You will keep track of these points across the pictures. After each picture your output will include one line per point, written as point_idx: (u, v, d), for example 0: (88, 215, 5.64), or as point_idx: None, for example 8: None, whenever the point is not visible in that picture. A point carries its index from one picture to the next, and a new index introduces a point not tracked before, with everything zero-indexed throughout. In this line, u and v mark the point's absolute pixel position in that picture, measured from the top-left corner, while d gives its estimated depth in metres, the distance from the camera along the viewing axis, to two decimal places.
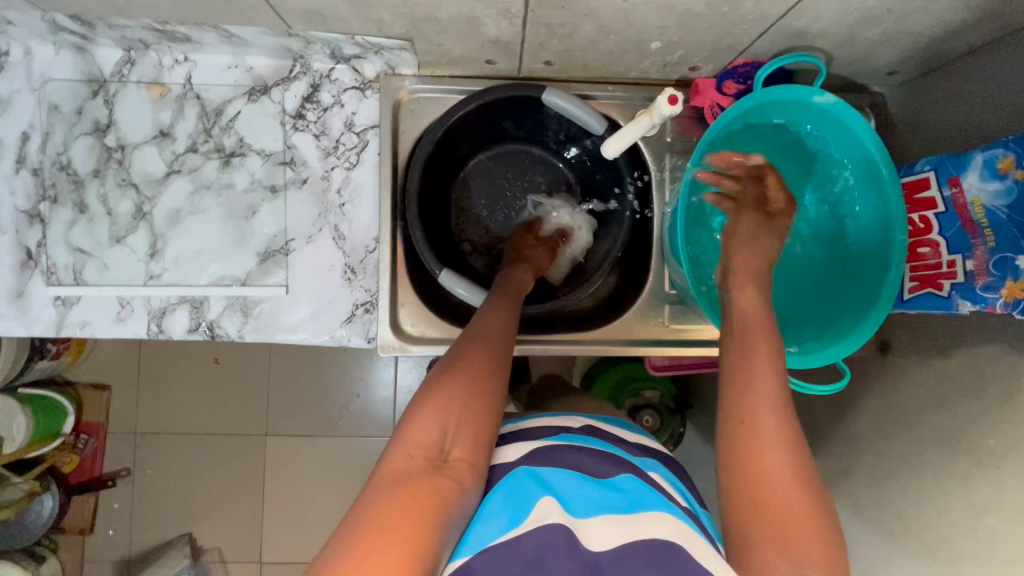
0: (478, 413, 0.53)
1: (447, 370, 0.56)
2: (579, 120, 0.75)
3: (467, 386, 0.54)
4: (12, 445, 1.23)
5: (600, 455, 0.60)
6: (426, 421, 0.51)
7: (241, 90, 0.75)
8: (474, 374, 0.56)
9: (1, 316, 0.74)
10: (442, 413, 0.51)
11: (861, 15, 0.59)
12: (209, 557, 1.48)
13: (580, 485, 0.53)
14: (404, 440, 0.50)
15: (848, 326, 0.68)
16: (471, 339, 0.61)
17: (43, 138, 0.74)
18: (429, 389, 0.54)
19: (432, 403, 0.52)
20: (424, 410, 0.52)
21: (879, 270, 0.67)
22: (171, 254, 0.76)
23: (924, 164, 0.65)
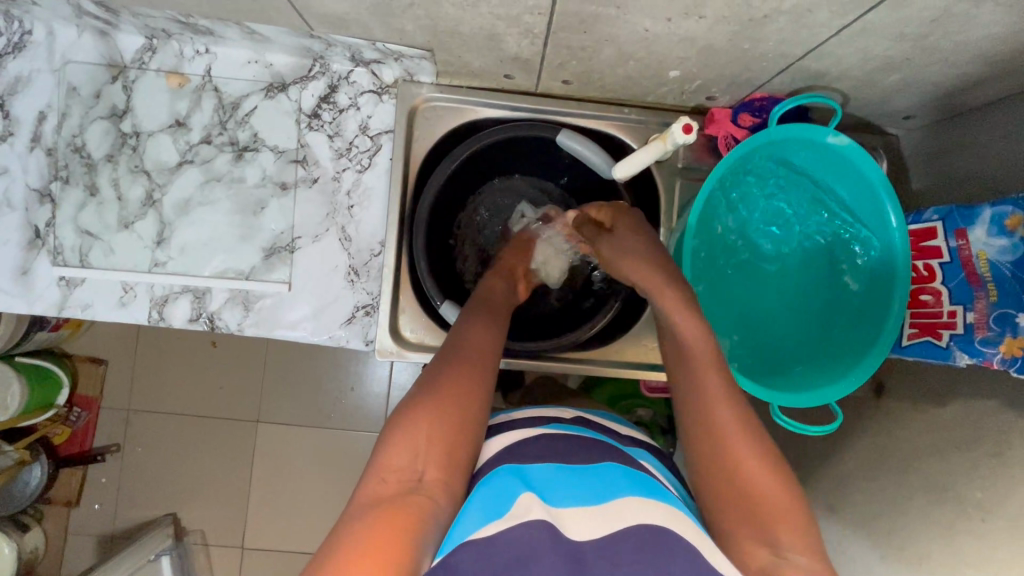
0: (456, 433, 0.54)
1: (432, 386, 0.57)
2: (590, 162, 0.77)
3: (444, 405, 0.55)
4: (6, 413, 1.23)
5: (581, 443, 0.60)
6: (406, 438, 0.52)
7: (259, 85, 0.76)
8: (452, 391, 0.56)
9: (5, 292, 0.75)
10: (417, 435, 0.53)
11: (882, 62, 0.59)
12: (191, 538, 1.49)
13: (556, 476, 0.53)
14: (380, 466, 0.51)
15: (851, 361, 0.67)
16: (453, 353, 0.61)
17: (59, 118, 0.75)
18: (414, 405, 0.55)
19: (414, 419, 0.53)
20: (400, 433, 0.53)
21: (883, 304, 0.66)
22: (178, 243, 0.76)
23: (932, 213, 0.65)
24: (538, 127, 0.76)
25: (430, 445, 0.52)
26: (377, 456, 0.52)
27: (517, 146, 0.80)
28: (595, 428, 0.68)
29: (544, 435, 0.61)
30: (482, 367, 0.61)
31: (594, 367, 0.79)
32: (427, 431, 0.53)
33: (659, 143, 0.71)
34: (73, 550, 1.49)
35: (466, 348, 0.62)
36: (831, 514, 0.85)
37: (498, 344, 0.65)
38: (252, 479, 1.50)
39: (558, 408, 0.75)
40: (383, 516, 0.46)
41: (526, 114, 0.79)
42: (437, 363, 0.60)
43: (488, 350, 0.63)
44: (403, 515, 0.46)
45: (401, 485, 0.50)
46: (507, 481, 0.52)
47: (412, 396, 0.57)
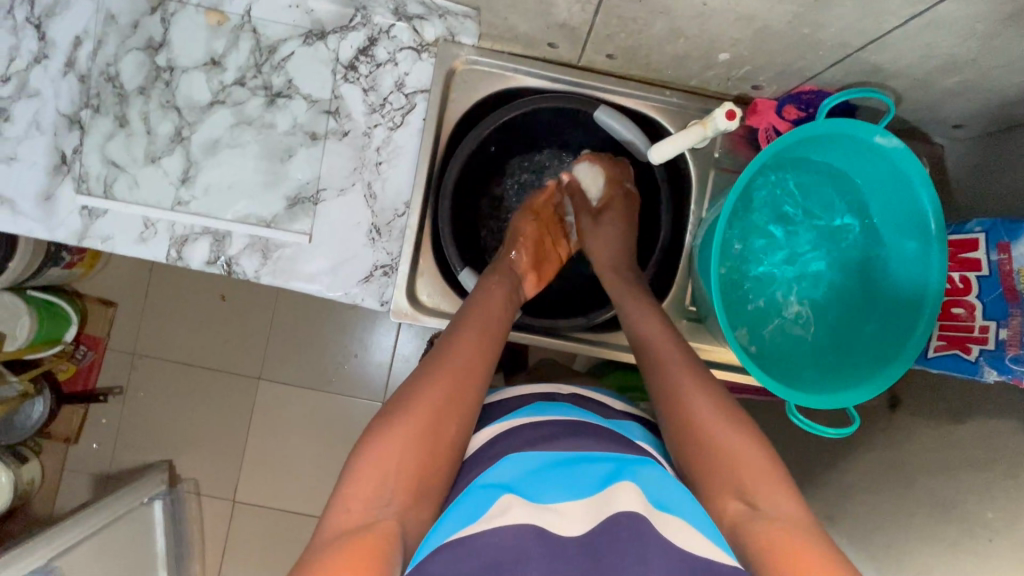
0: (431, 454, 0.53)
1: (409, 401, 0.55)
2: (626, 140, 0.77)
3: (418, 426, 0.53)
4: (14, 343, 1.26)
5: (578, 428, 0.59)
6: (381, 460, 0.51)
7: (298, 31, 0.75)
8: (427, 411, 0.54)
9: (26, 215, 0.74)
10: (387, 459, 0.51)
11: (943, 61, 0.57)
12: (185, 486, 1.51)
13: (546, 466, 0.52)
14: (346, 493, 0.50)
15: (863, 374, 0.66)
16: (437, 363, 0.58)
17: (95, 45, 0.74)
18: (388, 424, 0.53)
19: (390, 441, 0.52)
20: (368, 460, 0.51)
21: (907, 326, 0.65)
22: (203, 183, 0.75)
23: (976, 224, 0.63)
24: (578, 105, 0.76)
25: (400, 470, 0.51)
26: (346, 480, 0.51)
27: (550, 118, 0.79)
28: (592, 408, 0.68)
29: (540, 423, 0.60)
30: (466, 381, 0.58)
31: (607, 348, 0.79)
32: (397, 454, 0.52)
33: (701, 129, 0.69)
34: (67, 486, 1.50)
35: (453, 357, 0.59)
36: (829, 524, 0.84)
37: (489, 351, 0.62)
38: (249, 434, 1.51)
39: (560, 386, 0.75)
40: (351, 544, 0.46)
41: (565, 87, 0.77)
42: (418, 375, 0.58)
43: (476, 359, 0.60)
44: (370, 545, 0.46)
45: (368, 505, 0.49)
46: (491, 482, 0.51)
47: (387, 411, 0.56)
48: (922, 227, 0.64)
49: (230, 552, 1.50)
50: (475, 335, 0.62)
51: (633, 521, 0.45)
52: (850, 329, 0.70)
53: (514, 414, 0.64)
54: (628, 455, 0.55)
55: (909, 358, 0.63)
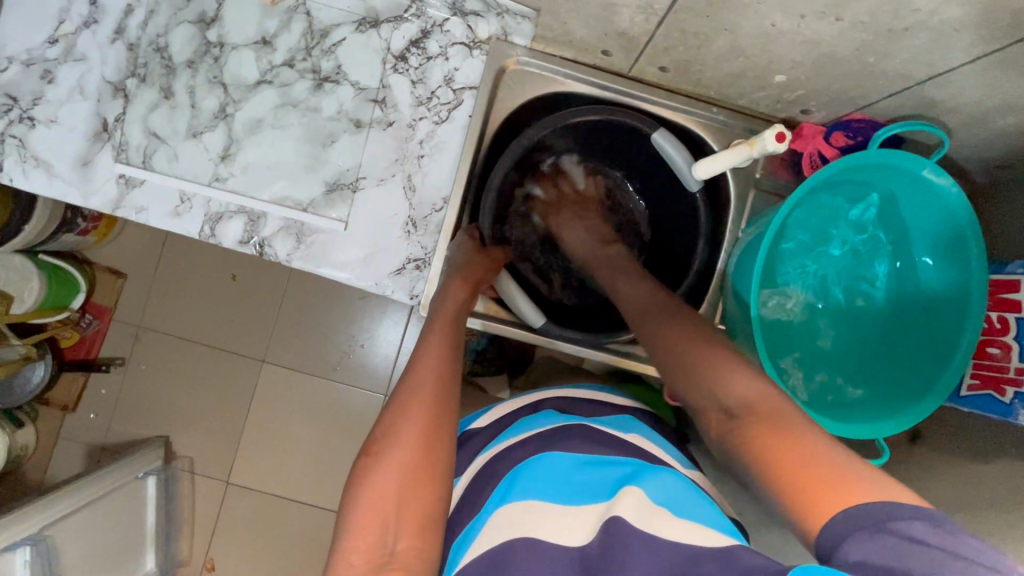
0: (426, 490, 0.53)
1: (380, 446, 0.55)
2: (674, 163, 0.75)
3: (393, 477, 0.53)
4: (21, 306, 1.25)
5: (562, 433, 0.60)
6: (369, 508, 0.52)
7: (351, 17, 0.74)
8: (408, 450, 0.54)
9: (62, 179, 0.74)
10: (381, 506, 0.52)
11: (1004, 100, 0.57)
12: (180, 464, 1.49)
13: (567, 470, 0.54)
14: (343, 548, 0.51)
15: (912, 390, 0.66)
16: (406, 399, 0.58)
17: (146, 15, 0.73)
18: (367, 473, 0.54)
19: (373, 490, 0.52)
20: (361, 510, 0.52)
21: (950, 334, 0.65)
22: (242, 161, 0.75)
23: (1017, 266, 0.63)
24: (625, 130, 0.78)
25: (396, 515, 0.52)
26: (340, 539, 0.52)
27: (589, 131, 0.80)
28: (575, 409, 0.69)
29: (533, 436, 0.60)
30: (428, 409, 0.58)
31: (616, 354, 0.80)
32: (391, 498, 0.52)
33: (748, 150, 0.69)
34: (61, 455, 1.49)
35: (417, 392, 0.59)
36: None
37: (447, 372, 0.62)
38: (248, 416, 1.50)
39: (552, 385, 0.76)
40: None
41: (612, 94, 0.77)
42: (387, 417, 0.58)
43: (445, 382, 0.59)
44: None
45: (372, 556, 0.50)
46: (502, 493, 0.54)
47: (361, 461, 0.55)
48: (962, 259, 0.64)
49: (220, 535, 1.48)
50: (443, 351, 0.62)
51: (616, 523, 0.46)
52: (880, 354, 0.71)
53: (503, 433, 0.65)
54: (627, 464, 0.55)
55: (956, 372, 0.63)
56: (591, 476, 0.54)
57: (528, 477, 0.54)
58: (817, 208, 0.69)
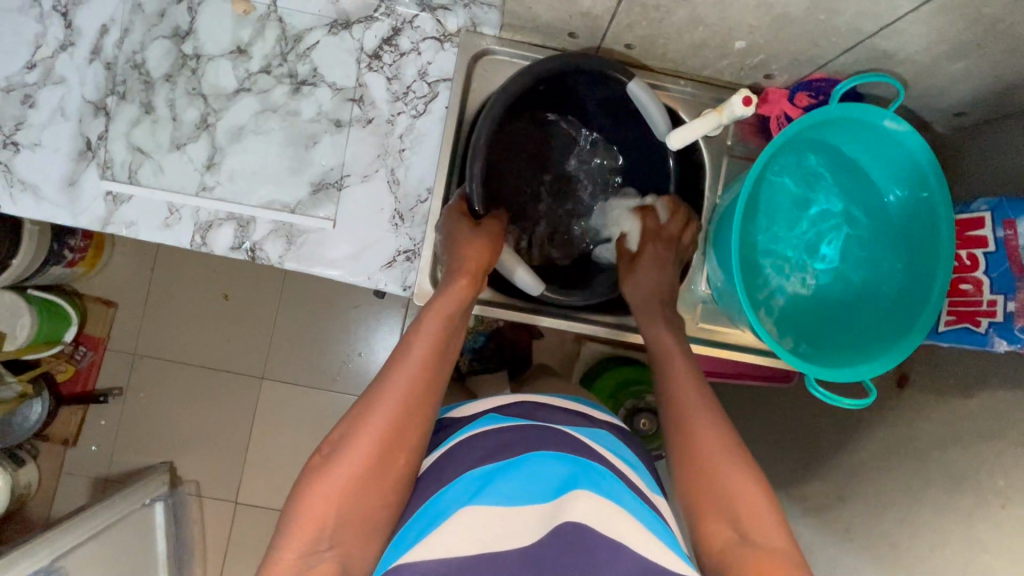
0: (365, 495, 0.55)
1: (341, 442, 0.57)
2: (648, 117, 0.75)
3: (348, 476, 0.55)
4: (13, 342, 1.26)
5: (536, 435, 0.61)
6: (314, 504, 0.54)
7: (323, 20, 0.76)
8: (363, 451, 0.56)
9: (50, 202, 0.75)
10: (324, 506, 0.54)
11: (950, 45, 0.60)
12: (186, 488, 1.49)
13: (519, 478, 0.55)
14: (283, 540, 0.53)
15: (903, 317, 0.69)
16: (372, 400, 0.59)
17: (121, 33, 0.75)
18: (323, 468, 0.56)
19: (322, 484, 0.55)
20: (308, 502, 0.54)
21: (929, 259, 0.68)
22: (227, 169, 0.76)
23: (981, 204, 0.66)
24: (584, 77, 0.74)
25: (338, 515, 0.54)
26: (284, 526, 0.54)
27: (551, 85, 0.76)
28: (547, 415, 0.69)
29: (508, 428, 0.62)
30: (400, 411, 0.58)
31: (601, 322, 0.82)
32: (336, 498, 0.54)
33: (716, 115, 0.71)
34: (65, 491, 1.48)
35: (388, 395, 0.59)
36: (841, 503, 0.86)
37: (425, 379, 0.61)
38: (251, 434, 1.50)
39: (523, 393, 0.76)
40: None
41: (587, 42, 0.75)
42: (352, 417, 0.59)
43: (415, 391, 0.59)
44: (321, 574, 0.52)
45: (305, 550, 0.53)
46: (466, 484, 0.55)
47: (320, 454, 0.57)
48: (932, 248, 0.67)
49: (232, 555, 1.48)
50: (426, 346, 0.62)
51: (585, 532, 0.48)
52: (830, 329, 0.73)
53: (476, 423, 0.66)
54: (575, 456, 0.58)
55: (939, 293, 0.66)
56: (541, 473, 0.55)
57: (476, 482, 0.55)
58: (784, 168, 0.72)
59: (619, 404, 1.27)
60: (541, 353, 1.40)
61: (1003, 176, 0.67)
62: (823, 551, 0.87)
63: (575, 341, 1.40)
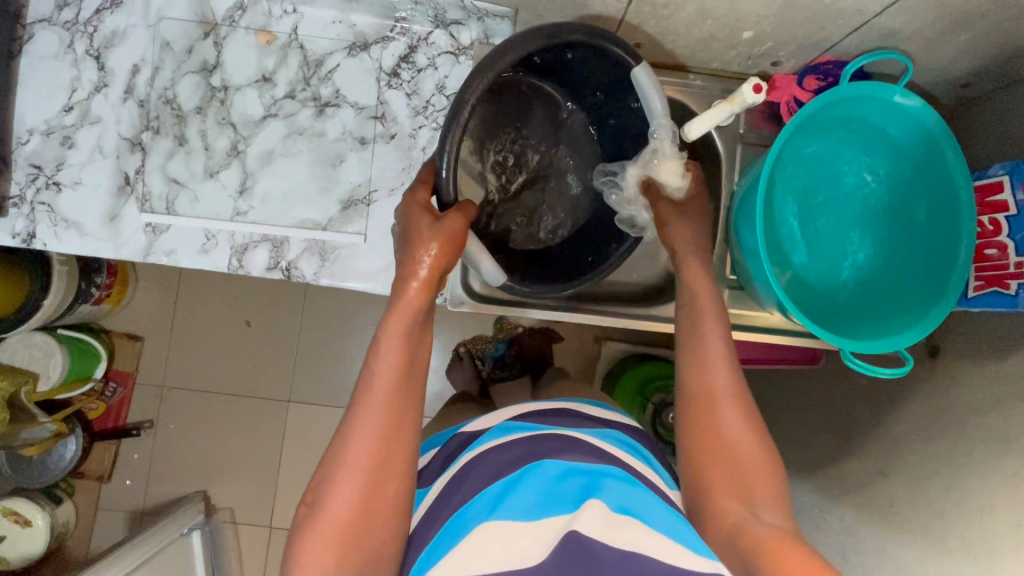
0: (370, 528, 0.54)
1: (321, 496, 0.55)
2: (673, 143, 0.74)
3: (336, 527, 0.53)
4: (47, 382, 1.27)
5: (554, 445, 0.61)
6: (308, 560, 0.53)
7: (343, 44, 0.79)
8: (346, 505, 0.54)
9: (93, 236, 0.77)
10: (321, 556, 0.53)
11: (955, 18, 0.62)
12: (221, 516, 1.50)
13: (534, 491, 0.55)
14: None
15: (937, 269, 0.69)
16: (343, 444, 0.56)
17: (152, 72, 0.78)
18: (308, 524, 0.54)
19: (310, 541, 0.53)
20: (304, 555, 0.53)
21: (949, 206, 0.68)
22: (260, 192, 0.79)
23: (997, 169, 0.67)
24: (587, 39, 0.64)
25: (338, 565, 0.53)
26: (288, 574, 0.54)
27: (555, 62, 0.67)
28: (559, 421, 0.69)
29: (530, 437, 0.63)
30: (369, 460, 0.55)
31: (609, 313, 0.82)
32: (333, 546, 0.53)
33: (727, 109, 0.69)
34: (102, 526, 1.50)
35: (357, 447, 0.55)
36: (883, 478, 0.86)
37: (393, 426, 0.56)
38: (282, 457, 1.51)
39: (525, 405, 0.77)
40: None
41: None
42: (327, 466, 0.56)
43: (393, 420, 0.56)
44: None
45: None
46: (502, 486, 0.57)
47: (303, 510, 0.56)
48: (955, 244, 0.68)
49: None
50: (392, 377, 0.57)
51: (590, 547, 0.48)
52: (845, 312, 0.75)
53: (488, 437, 0.67)
54: (594, 465, 0.58)
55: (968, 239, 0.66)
56: (568, 488, 0.55)
57: (493, 498, 0.56)
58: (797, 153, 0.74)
59: (647, 399, 1.26)
60: (564, 355, 1.41)
61: (1016, 140, 0.69)
62: (869, 528, 0.86)
63: (596, 341, 1.42)
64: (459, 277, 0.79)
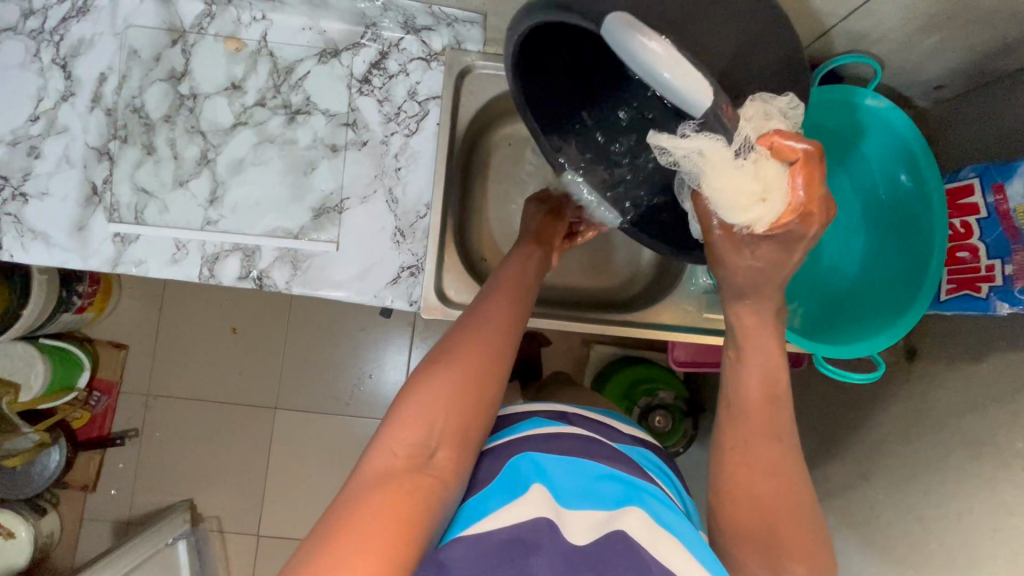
0: (471, 417, 0.51)
1: (439, 357, 0.53)
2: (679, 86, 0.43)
3: (454, 385, 0.51)
4: (29, 392, 1.26)
5: (595, 446, 0.59)
6: (411, 420, 0.49)
7: (312, 51, 0.79)
8: (465, 371, 0.51)
9: (60, 247, 0.76)
10: (428, 414, 0.49)
11: (922, 22, 0.62)
12: (208, 525, 1.49)
13: (574, 481, 0.54)
14: (391, 435, 0.48)
15: (918, 261, 0.69)
16: (470, 324, 0.56)
17: (120, 80, 0.77)
18: (424, 379, 0.51)
19: (425, 394, 0.50)
20: (412, 406, 0.49)
21: (923, 201, 0.68)
22: (231, 201, 0.78)
23: (968, 171, 0.67)
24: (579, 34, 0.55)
25: (446, 425, 0.49)
26: (386, 427, 0.49)
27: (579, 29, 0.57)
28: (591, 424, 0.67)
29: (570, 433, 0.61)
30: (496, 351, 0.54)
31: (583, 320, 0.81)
32: (443, 409, 0.49)
33: (747, 122, 0.47)
34: (86, 537, 1.48)
35: (480, 331, 0.55)
36: (864, 481, 0.85)
37: (514, 332, 0.57)
38: (270, 464, 1.50)
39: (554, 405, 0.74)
40: (387, 495, 0.44)
41: None
42: (454, 334, 0.55)
43: (513, 329, 0.57)
44: (411, 498, 0.44)
45: (412, 455, 0.47)
46: (535, 469, 0.53)
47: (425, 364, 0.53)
48: (925, 253, 0.68)
49: None
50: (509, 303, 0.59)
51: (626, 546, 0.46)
52: (817, 318, 0.75)
53: (518, 426, 0.63)
54: (634, 477, 0.55)
55: (940, 230, 0.66)
56: (606, 488, 0.53)
57: (531, 473, 0.53)
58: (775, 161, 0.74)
59: (632, 403, 1.26)
60: (552, 358, 1.40)
61: (989, 142, 0.69)
62: (851, 532, 0.86)
63: (584, 344, 1.41)
64: (432, 283, 0.77)
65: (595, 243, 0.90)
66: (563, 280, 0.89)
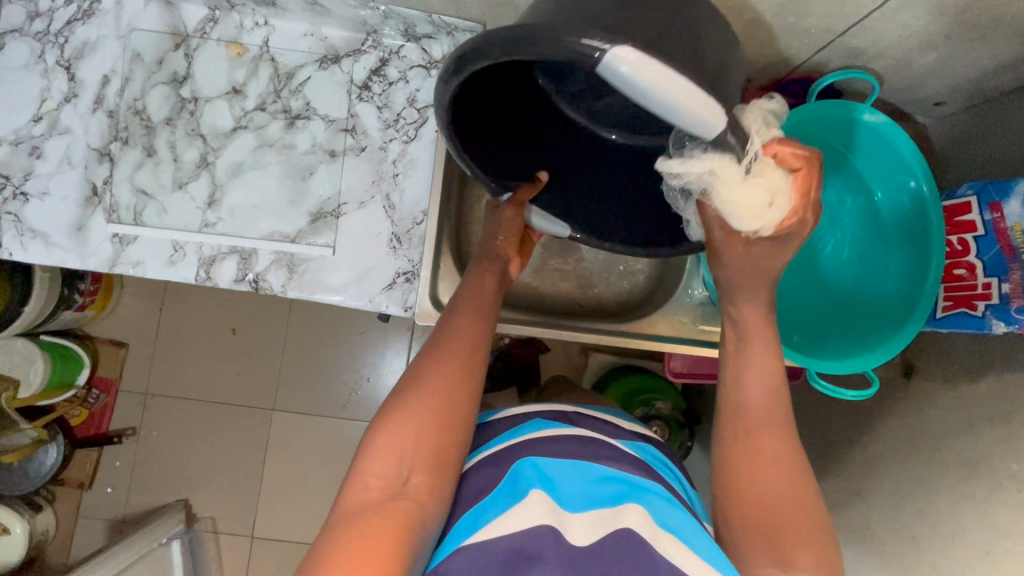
0: (444, 435, 0.50)
1: (409, 384, 0.52)
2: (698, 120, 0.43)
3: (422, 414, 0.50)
4: (27, 389, 1.26)
5: (594, 448, 0.59)
6: (381, 452, 0.49)
7: (313, 56, 0.79)
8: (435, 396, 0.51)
9: (58, 247, 0.77)
10: (397, 444, 0.49)
11: (919, 39, 0.62)
12: (202, 525, 1.49)
13: (578, 483, 0.53)
14: (364, 469, 0.49)
15: (915, 273, 0.68)
16: (435, 345, 0.55)
17: (122, 82, 0.78)
18: (392, 411, 0.51)
19: (392, 428, 0.50)
20: (382, 439, 0.49)
21: (918, 214, 0.68)
22: (229, 204, 0.79)
23: (968, 188, 0.66)
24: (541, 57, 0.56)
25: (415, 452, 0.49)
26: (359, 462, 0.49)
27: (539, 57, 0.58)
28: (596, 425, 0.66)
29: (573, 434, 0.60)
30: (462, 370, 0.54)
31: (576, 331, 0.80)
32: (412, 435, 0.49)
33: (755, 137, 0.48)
34: (82, 535, 1.49)
35: (447, 353, 0.54)
36: (859, 498, 0.84)
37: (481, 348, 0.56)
38: (266, 465, 1.50)
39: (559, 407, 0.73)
40: (364, 528, 0.44)
41: None
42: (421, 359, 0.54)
43: (479, 344, 0.57)
44: (391, 524, 0.44)
45: (387, 484, 0.47)
46: (533, 472, 0.53)
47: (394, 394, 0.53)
48: (921, 268, 0.68)
49: None
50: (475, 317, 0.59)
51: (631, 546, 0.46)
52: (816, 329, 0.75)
53: (519, 429, 0.62)
54: (640, 479, 0.55)
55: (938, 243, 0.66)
56: (609, 491, 0.53)
57: (531, 476, 0.53)
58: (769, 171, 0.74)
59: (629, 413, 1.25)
60: (550, 366, 1.40)
61: (987, 160, 0.68)
62: (847, 549, 0.85)
63: (583, 352, 1.41)
64: (426, 290, 0.77)
65: (592, 253, 0.90)
66: (560, 288, 0.89)
